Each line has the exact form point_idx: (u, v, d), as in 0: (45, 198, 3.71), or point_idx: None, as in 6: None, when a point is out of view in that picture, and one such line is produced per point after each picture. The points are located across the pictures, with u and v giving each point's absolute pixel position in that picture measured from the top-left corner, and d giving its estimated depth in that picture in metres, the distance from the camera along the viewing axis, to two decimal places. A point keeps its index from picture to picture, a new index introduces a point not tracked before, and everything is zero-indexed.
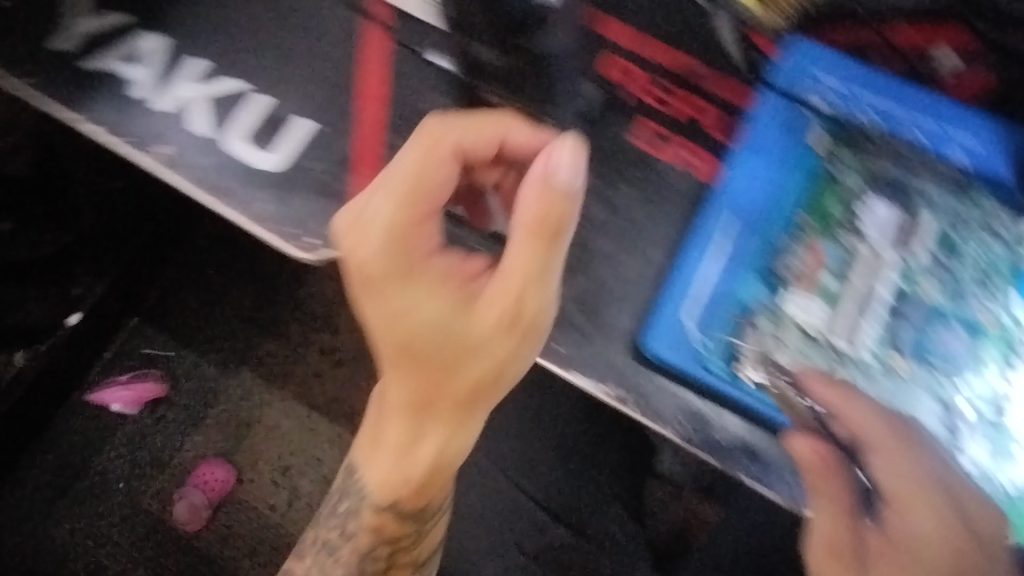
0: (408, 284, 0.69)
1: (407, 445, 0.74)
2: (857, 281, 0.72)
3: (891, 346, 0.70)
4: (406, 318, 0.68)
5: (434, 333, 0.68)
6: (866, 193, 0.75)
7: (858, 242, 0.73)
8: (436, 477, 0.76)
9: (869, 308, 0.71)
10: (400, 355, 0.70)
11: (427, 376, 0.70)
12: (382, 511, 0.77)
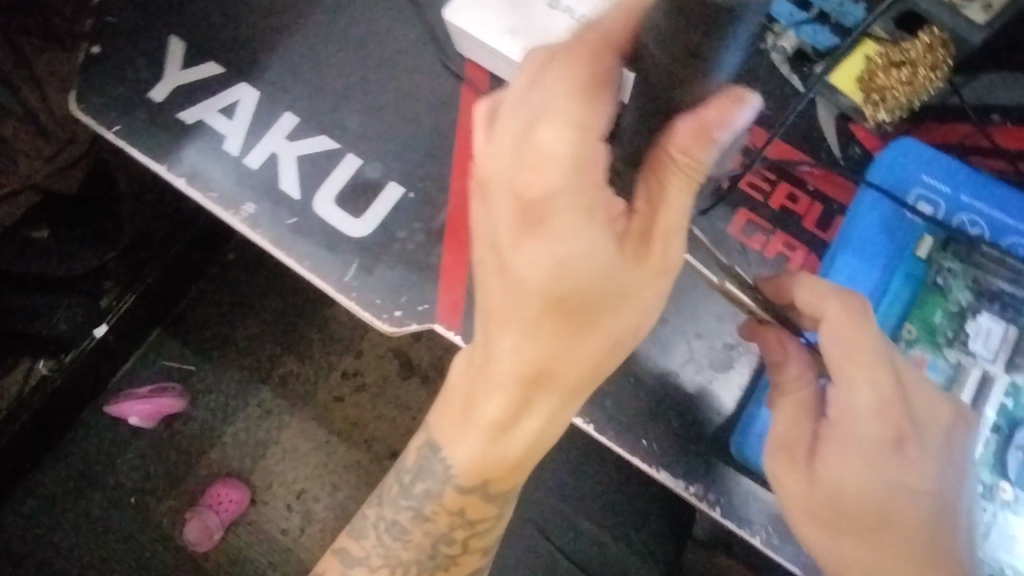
0: (563, 230, 0.50)
1: (505, 429, 0.57)
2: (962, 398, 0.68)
3: (996, 472, 0.66)
4: (557, 263, 0.50)
5: (589, 281, 0.50)
6: (988, 323, 0.70)
7: (966, 364, 0.69)
8: (518, 471, 0.60)
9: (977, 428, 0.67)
10: (535, 308, 0.52)
11: (555, 338, 0.52)
12: (467, 494, 0.62)
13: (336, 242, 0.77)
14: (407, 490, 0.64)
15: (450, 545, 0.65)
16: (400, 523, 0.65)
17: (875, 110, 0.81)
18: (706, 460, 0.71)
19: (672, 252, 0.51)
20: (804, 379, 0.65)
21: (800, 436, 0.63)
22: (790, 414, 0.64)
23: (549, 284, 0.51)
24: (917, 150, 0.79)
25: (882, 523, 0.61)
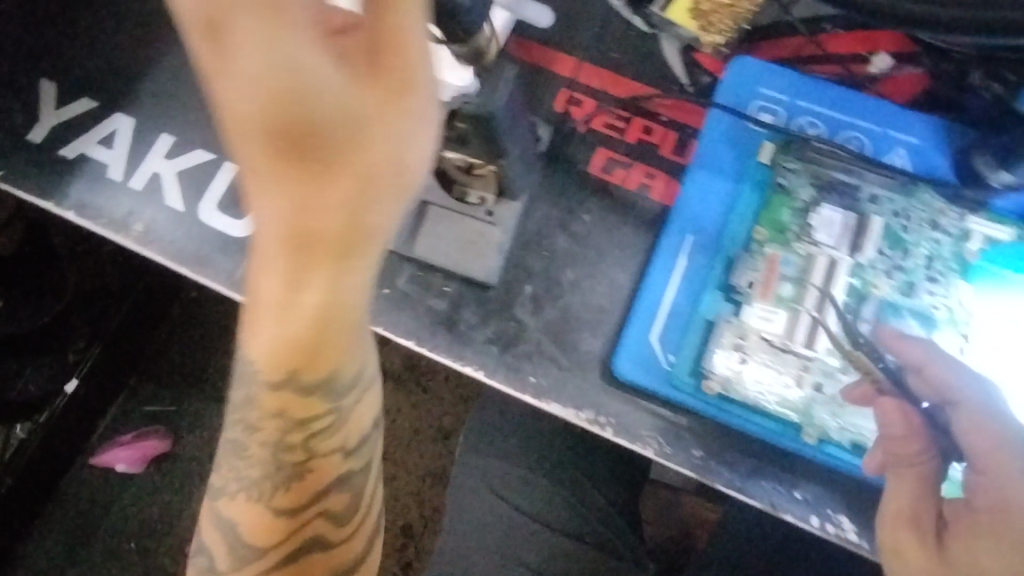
0: (260, 39, 0.42)
1: (301, 313, 0.55)
2: (812, 284, 0.72)
3: None
4: (268, 86, 0.43)
5: (333, 118, 0.46)
6: (829, 212, 0.75)
7: (814, 255, 0.74)
8: (332, 363, 0.58)
9: (828, 309, 0.71)
10: (275, 160, 0.47)
11: (309, 190, 0.48)
12: (278, 389, 0.59)
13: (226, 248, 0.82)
14: (237, 434, 0.61)
15: (290, 486, 0.61)
16: (245, 480, 0.61)
17: (711, 35, 0.82)
18: (597, 384, 0.76)
19: (419, 77, 0.49)
20: (922, 457, 0.61)
21: (921, 514, 0.61)
22: (909, 497, 0.61)
23: (273, 117, 0.44)
24: (753, 65, 0.82)
25: None
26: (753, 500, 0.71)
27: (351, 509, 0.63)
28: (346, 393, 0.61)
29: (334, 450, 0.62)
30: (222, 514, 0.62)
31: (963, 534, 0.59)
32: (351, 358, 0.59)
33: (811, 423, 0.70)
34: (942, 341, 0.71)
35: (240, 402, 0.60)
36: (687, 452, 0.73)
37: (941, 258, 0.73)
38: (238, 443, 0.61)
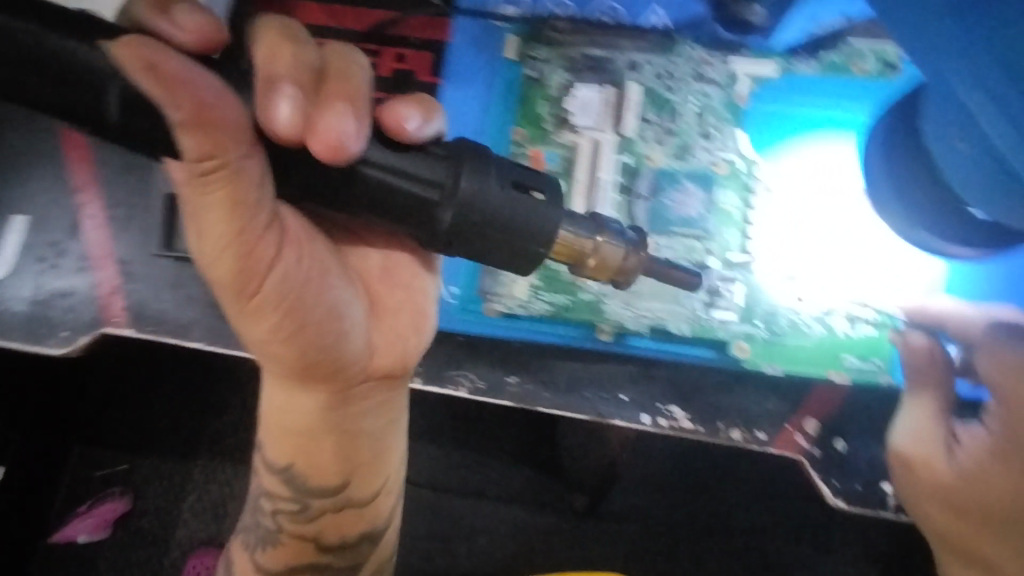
0: (220, 203, 0.45)
1: (312, 428, 0.59)
2: (577, 174, 0.74)
3: (632, 227, 0.73)
4: (227, 237, 0.47)
5: (281, 285, 0.50)
6: (584, 92, 0.76)
7: (575, 140, 0.75)
8: (333, 459, 0.61)
9: (599, 193, 0.73)
10: (231, 285, 0.49)
11: (260, 297, 0.50)
12: (275, 471, 0.62)
13: None
14: (256, 497, 0.64)
15: (299, 540, 0.63)
16: (263, 530, 0.64)
17: None
18: None
19: (327, 133, 0.44)
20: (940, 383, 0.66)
21: (934, 439, 0.64)
22: (922, 418, 0.65)
23: (241, 251, 0.48)
24: None
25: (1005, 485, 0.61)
26: (578, 415, 0.70)
27: (357, 565, 0.66)
28: (355, 488, 0.63)
29: (351, 524, 0.64)
30: (248, 545, 0.65)
31: (979, 447, 0.62)
32: (354, 445, 0.61)
33: (605, 320, 0.72)
34: (718, 197, 0.74)
35: (261, 486, 0.64)
36: (504, 382, 0.71)
37: (712, 110, 0.75)
38: (259, 508, 0.64)
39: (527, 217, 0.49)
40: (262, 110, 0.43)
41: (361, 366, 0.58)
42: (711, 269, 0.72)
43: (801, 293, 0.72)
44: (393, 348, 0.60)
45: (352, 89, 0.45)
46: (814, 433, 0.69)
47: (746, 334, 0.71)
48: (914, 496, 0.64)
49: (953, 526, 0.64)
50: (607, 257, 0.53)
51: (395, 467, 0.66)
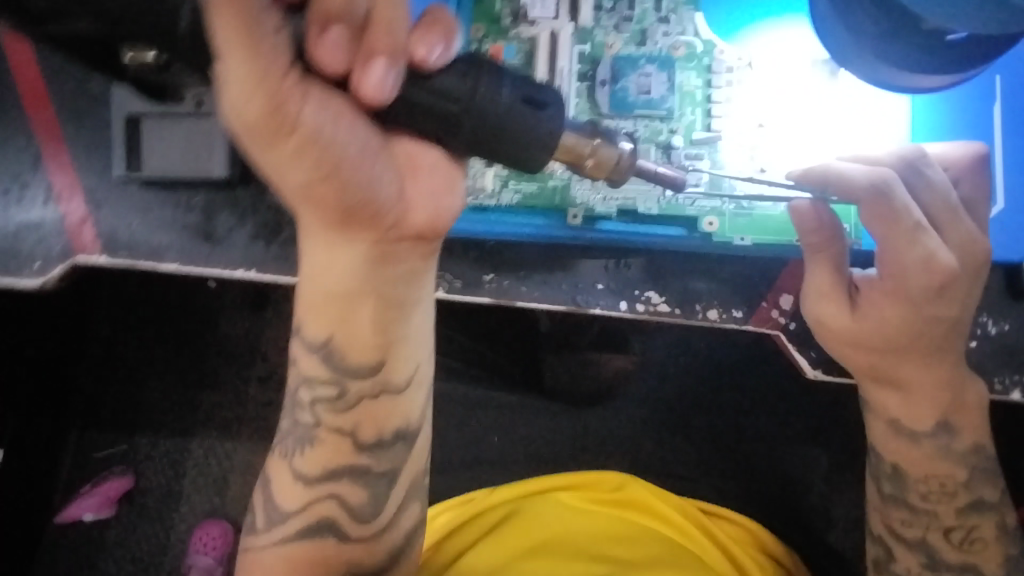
0: (236, 43, 0.43)
1: (349, 292, 0.58)
2: (539, 65, 0.78)
3: (595, 112, 0.78)
4: (253, 75, 0.44)
5: (329, 134, 0.49)
6: None
7: (532, 33, 0.79)
8: (370, 333, 0.60)
9: (561, 81, 0.78)
10: (265, 132, 0.47)
11: (294, 141, 0.48)
12: (315, 350, 0.61)
13: (57, 250, 0.83)
14: (293, 390, 0.63)
15: (338, 434, 0.62)
16: (301, 428, 0.63)
17: None
18: None
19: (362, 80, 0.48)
20: (831, 234, 0.65)
21: (840, 282, 0.66)
22: (826, 278, 0.66)
23: (273, 101, 0.46)
24: None
25: (914, 341, 0.64)
26: (557, 304, 0.80)
27: (391, 470, 0.65)
28: (391, 368, 0.62)
29: (381, 417, 0.63)
30: (285, 455, 0.64)
31: (877, 290, 0.64)
32: (386, 315, 0.60)
33: (573, 206, 0.78)
34: (678, 77, 0.78)
35: (299, 373, 0.63)
36: (483, 281, 0.80)
37: None
38: (298, 402, 0.63)
39: (531, 128, 0.53)
40: (310, 53, 0.47)
41: (396, 218, 0.55)
42: (677, 148, 0.76)
43: (764, 164, 0.76)
44: (427, 203, 0.56)
45: (393, 30, 0.48)
46: (790, 309, 0.79)
47: (713, 209, 0.77)
48: (827, 338, 0.68)
49: (875, 365, 0.67)
50: (602, 160, 0.56)
51: (422, 349, 0.64)
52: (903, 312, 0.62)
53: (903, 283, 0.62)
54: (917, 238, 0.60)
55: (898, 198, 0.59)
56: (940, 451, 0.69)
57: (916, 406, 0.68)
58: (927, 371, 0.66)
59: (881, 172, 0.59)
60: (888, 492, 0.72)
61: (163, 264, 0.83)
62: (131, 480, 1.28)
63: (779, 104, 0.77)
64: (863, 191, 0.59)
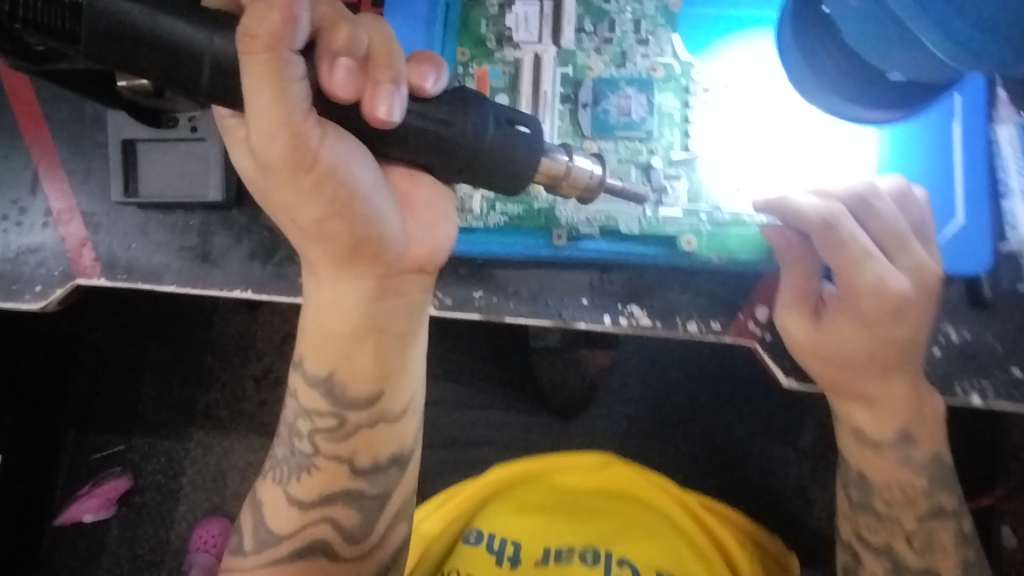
0: (266, 88, 0.51)
1: (350, 328, 0.66)
2: (524, 89, 0.81)
3: (578, 135, 0.81)
4: (281, 120, 0.53)
5: (336, 180, 0.58)
6: (522, 9, 0.82)
7: (516, 57, 0.82)
8: (370, 360, 0.67)
9: (544, 104, 0.80)
10: (291, 168, 0.56)
11: (314, 181, 0.57)
12: (315, 386, 0.68)
13: (57, 273, 0.84)
14: (293, 422, 0.70)
15: (336, 461, 0.69)
16: (300, 457, 0.70)
17: None
18: None
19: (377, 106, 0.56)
20: (804, 256, 0.70)
21: (806, 299, 0.71)
22: (793, 294, 0.71)
23: (293, 144, 0.54)
24: None
25: (880, 363, 0.70)
26: (544, 319, 0.82)
27: (387, 489, 0.71)
28: (386, 400, 0.69)
29: (383, 438, 0.70)
30: (282, 478, 0.71)
31: (840, 310, 0.69)
32: (389, 345, 0.67)
33: (558, 228, 0.82)
34: (657, 98, 0.80)
35: (299, 407, 0.70)
36: (472, 297, 0.83)
37: (647, 18, 0.82)
38: (296, 432, 0.70)
39: (517, 149, 0.62)
40: (325, 84, 0.55)
41: (396, 253, 0.64)
42: (656, 168, 0.80)
43: (739, 183, 0.79)
44: (423, 239, 0.65)
45: (390, 60, 0.57)
46: (766, 320, 0.82)
47: (691, 227, 0.79)
48: (798, 349, 0.72)
49: (837, 380, 0.72)
50: (575, 178, 0.66)
51: (419, 377, 0.71)
52: (869, 338, 0.69)
53: (857, 305, 0.67)
54: (866, 264, 0.66)
55: (845, 230, 0.65)
56: (902, 461, 0.75)
57: (886, 420, 0.73)
58: (901, 392, 0.72)
59: (830, 205, 0.65)
60: (856, 500, 0.78)
61: (163, 285, 0.84)
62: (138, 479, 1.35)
63: (744, 125, 0.80)
64: (811, 224, 0.66)
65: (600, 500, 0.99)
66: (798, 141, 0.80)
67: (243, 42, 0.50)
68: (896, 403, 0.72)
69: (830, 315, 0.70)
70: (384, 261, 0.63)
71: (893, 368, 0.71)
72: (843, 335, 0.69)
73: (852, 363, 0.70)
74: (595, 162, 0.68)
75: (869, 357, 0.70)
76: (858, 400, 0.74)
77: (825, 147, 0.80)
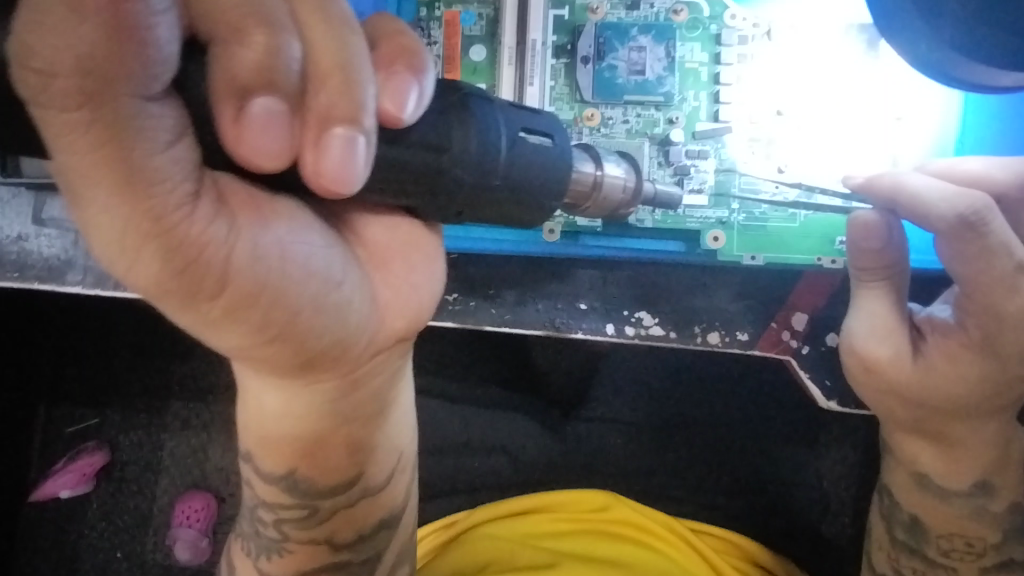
0: (102, 156, 0.26)
1: (313, 428, 0.46)
2: (506, 37, 0.63)
3: (576, 98, 0.63)
4: (138, 228, 0.28)
5: (258, 268, 0.33)
6: None
7: None
8: (341, 455, 0.48)
9: (531, 57, 0.63)
10: (176, 293, 0.31)
11: (221, 299, 0.32)
12: (273, 484, 0.49)
13: None
14: (252, 507, 0.52)
15: (311, 543, 0.52)
16: (266, 539, 0.52)
17: None
18: None
19: (329, 162, 0.31)
20: (896, 263, 0.55)
21: (900, 322, 0.57)
22: (887, 317, 0.56)
23: (170, 245, 0.29)
24: None
25: (974, 409, 0.57)
26: (531, 328, 0.67)
27: (377, 557, 0.54)
28: (368, 475, 0.50)
29: (365, 516, 0.52)
30: (250, 552, 0.54)
31: (942, 341, 0.55)
32: (365, 429, 0.48)
33: (550, 218, 0.66)
34: (678, 51, 0.62)
35: (256, 495, 0.51)
36: (446, 302, 0.68)
37: None
38: (258, 517, 0.52)
39: (542, 165, 0.43)
40: (232, 145, 0.30)
41: (368, 337, 0.42)
42: (677, 143, 0.62)
43: (784, 163, 0.62)
44: (402, 307, 0.44)
45: (347, 75, 0.31)
46: (804, 330, 0.65)
47: (719, 220, 0.64)
48: (875, 382, 0.58)
49: (920, 420, 0.59)
50: (608, 195, 0.48)
51: (408, 435, 0.53)
52: (982, 377, 0.55)
53: (990, 335, 0.52)
54: (1017, 284, 0.50)
55: (992, 232, 0.49)
56: (973, 512, 0.62)
57: (959, 467, 0.61)
58: (980, 434, 0.59)
59: (973, 196, 0.48)
60: (901, 540, 0.65)
61: (65, 285, 0.69)
62: (108, 455, 1.10)
63: (795, 88, 0.62)
64: (942, 224, 0.49)
65: (604, 542, 0.82)
66: (865, 107, 0.61)
67: (25, 81, 0.25)
68: (972, 446, 0.60)
69: (937, 344, 0.55)
70: (349, 356, 0.42)
71: (990, 410, 0.58)
72: (951, 373, 0.55)
73: (946, 408, 0.57)
74: (627, 168, 0.50)
75: (976, 404, 0.56)
76: (931, 441, 0.61)
77: (900, 116, 0.61)
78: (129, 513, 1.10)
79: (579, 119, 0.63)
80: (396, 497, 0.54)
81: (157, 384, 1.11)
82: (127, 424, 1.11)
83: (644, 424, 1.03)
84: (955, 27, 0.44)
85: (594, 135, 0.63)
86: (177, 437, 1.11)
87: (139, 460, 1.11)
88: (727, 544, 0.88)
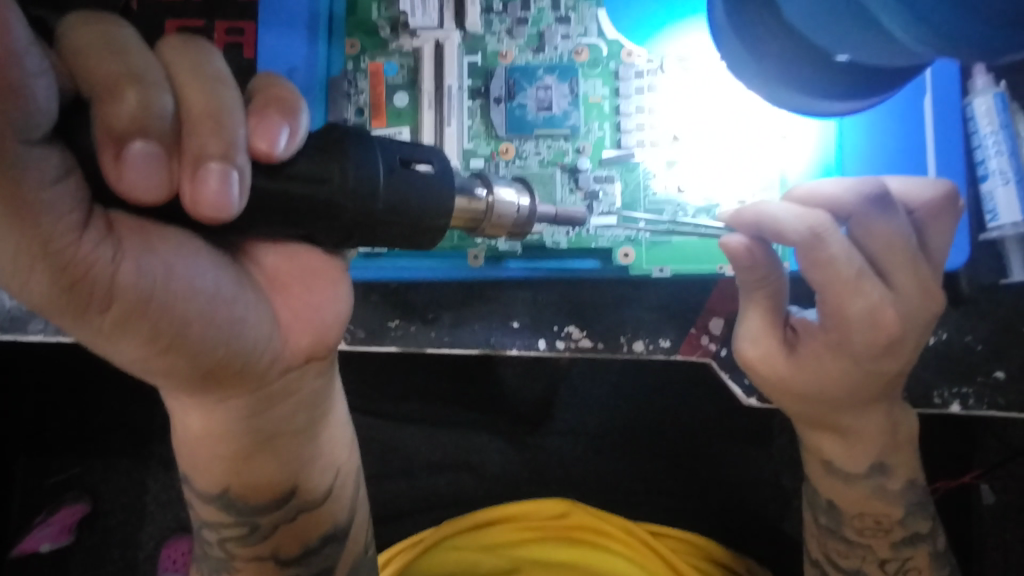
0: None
1: (239, 446, 0.50)
2: (424, 84, 0.69)
3: (492, 135, 0.69)
4: (30, 250, 0.33)
5: (148, 285, 0.37)
6: None
7: (415, 45, 0.70)
8: (271, 469, 0.52)
9: (448, 101, 0.69)
10: (68, 309, 0.35)
11: (112, 314, 0.37)
12: (213, 503, 0.53)
13: None
14: (198, 527, 0.56)
15: (257, 560, 0.55)
16: (214, 559, 0.56)
17: None
18: None
19: (207, 185, 0.36)
20: (769, 275, 0.60)
21: (775, 324, 0.62)
22: (760, 323, 0.62)
23: (60, 266, 0.34)
24: None
25: (858, 399, 0.62)
26: (470, 348, 0.72)
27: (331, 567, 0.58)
28: (303, 488, 0.54)
29: (308, 529, 0.55)
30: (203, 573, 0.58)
31: (813, 343, 0.60)
32: (295, 444, 0.52)
33: (474, 245, 0.70)
34: (581, 87, 0.69)
35: (199, 517, 0.55)
36: (387, 328, 0.73)
37: None
38: (204, 538, 0.56)
39: (423, 193, 0.46)
40: (115, 181, 0.34)
41: (274, 355, 0.47)
42: (585, 170, 0.68)
43: (682, 182, 0.68)
44: (308, 325, 0.49)
45: (217, 119, 0.36)
46: (720, 334, 0.71)
47: (629, 237, 0.69)
48: (762, 383, 0.64)
49: (809, 412, 0.64)
50: (501, 215, 0.51)
51: (344, 452, 0.57)
52: (857, 371, 0.59)
53: (845, 336, 0.57)
54: (860, 287, 0.55)
55: (837, 245, 0.53)
56: (876, 491, 0.67)
57: (858, 451, 0.65)
58: (875, 423, 0.64)
59: (818, 214, 0.53)
60: (823, 524, 0.70)
61: (28, 335, 0.73)
62: (90, 505, 1.12)
63: (689, 112, 0.68)
64: (797, 239, 0.53)
65: (557, 546, 0.86)
66: (751, 126, 0.68)
67: None
68: (870, 430, 0.64)
69: (809, 346, 0.60)
70: (255, 370, 0.46)
71: (877, 397, 0.62)
72: (826, 372, 0.60)
73: (831, 399, 0.62)
74: (520, 190, 0.52)
75: (858, 392, 0.61)
76: (827, 433, 0.66)
77: (784, 134, 0.68)
78: (106, 557, 1.12)
79: (496, 154, 0.69)
80: (338, 514, 0.57)
81: (129, 427, 1.14)
82: (100, 468, 1.13)
83: (600, 438, 1.08)
84: (779, 62, 0.45)
85: (509, 168, 0.69)
86: (151, 477, 1.13)
87: (113, 503, 1.13)
88: (684, 544, 0.92)
